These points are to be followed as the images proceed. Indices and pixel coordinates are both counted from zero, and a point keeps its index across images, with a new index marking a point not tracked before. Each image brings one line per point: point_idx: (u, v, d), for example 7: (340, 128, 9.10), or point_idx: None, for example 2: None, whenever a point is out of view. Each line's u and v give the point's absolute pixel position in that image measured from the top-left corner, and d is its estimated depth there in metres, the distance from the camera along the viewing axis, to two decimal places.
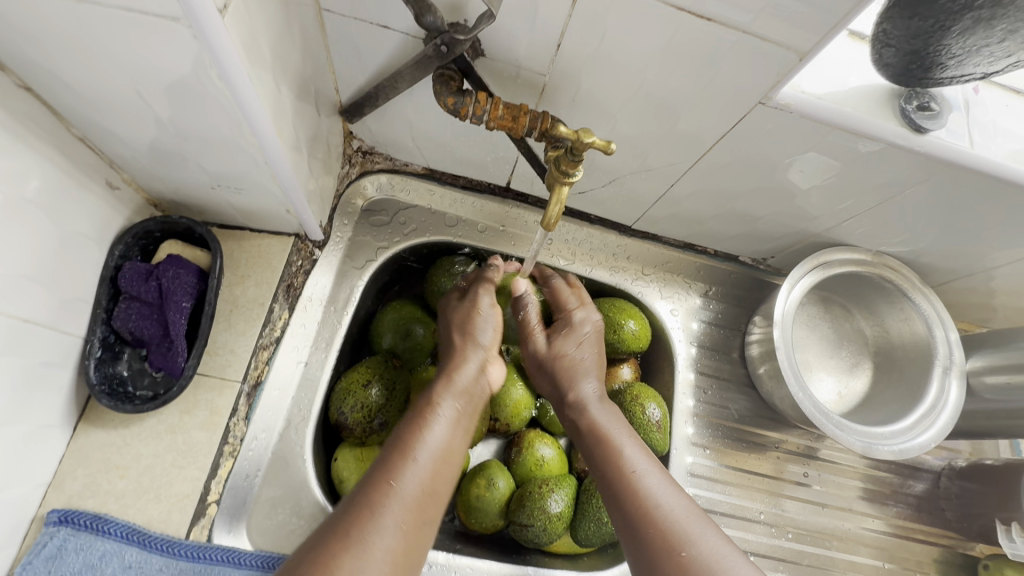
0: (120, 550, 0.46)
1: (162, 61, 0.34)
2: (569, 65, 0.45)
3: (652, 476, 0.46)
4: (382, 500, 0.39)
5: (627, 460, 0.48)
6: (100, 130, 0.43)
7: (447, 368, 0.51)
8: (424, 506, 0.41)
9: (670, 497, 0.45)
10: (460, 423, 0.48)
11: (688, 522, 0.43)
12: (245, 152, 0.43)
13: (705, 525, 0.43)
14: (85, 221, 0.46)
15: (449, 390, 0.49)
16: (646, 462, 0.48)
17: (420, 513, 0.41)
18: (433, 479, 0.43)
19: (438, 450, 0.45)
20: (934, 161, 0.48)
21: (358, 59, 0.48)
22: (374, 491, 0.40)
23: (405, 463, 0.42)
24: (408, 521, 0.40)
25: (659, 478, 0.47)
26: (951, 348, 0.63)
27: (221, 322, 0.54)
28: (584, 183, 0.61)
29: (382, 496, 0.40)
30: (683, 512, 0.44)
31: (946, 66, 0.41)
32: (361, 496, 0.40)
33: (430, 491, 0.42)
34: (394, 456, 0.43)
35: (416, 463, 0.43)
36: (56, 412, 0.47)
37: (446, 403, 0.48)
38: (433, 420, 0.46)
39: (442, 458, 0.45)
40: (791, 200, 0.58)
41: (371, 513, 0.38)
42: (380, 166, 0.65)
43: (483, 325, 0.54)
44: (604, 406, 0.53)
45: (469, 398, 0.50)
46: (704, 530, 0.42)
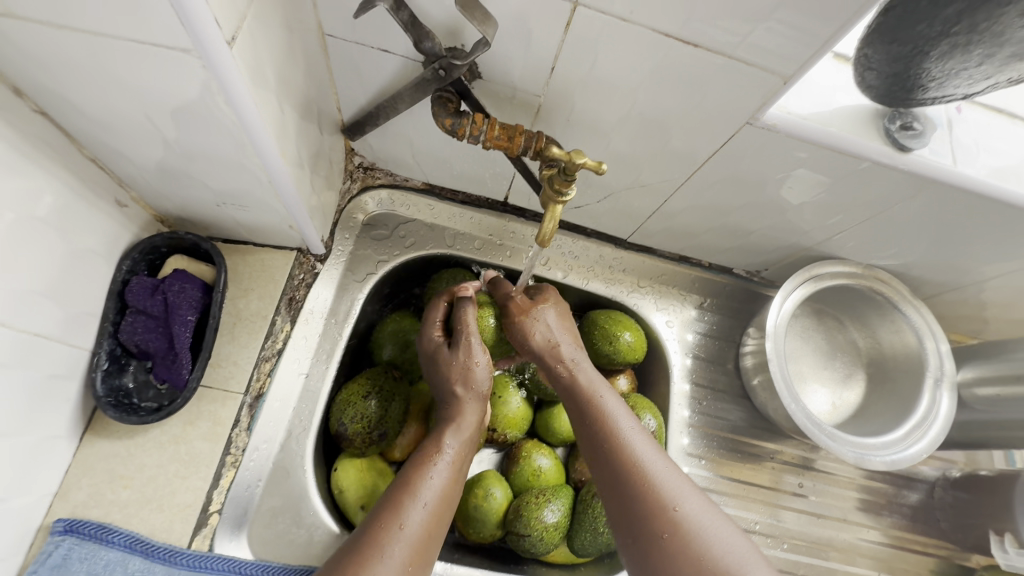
0: (124, 559, 0.47)
1: (171, 88, 0.36)
2: (563, 86, 0.47)
3: (639, 440, 0.48)
4: (384, 538, 0.41)
5: (613, 433, 0.49)
6: (109, 150, 0.44)
7: (447, 417, 0.52)
8: (429, 542, 0.43)
9: (656, 459, 0.47)
10: (462, 467, 0.49)
11: (673, 485, 0.45)
12: (249, 171, 0.45)
13: (689, 487, 0.45)
14: (94, 237, 0.48)
15: (450, 432, 0.50)
16: (633, 427, 0.49)
17: (425, 551, 0.42)
18: (436, 517, 0.44)
19: (439, 493, 0.46)
20: (919, 178, 0.49)
21: (359, 80, 0.50)
22: (381, 527, 0.42)
23: (408, 503, 0.44)
24: (411, 558, 0.41)
25: (643, 444, 0.48)
26: (942, 359, 0.64)
27: (224, 334, 0.56)
28: (580, 198, 0.63)
29: (384, 534, 0.41)
30: (670, 478, 0.45)
31: (927, 88, 0.42)
32: (364, 536, 0.41)
33: (434, 530, 0.44)
34: (398, 496, 0.44)
35: (418, 504, 0.44)
36: (63, 423, 0.48)
37: (448, 445, 0.49)
38: (435, 461, 0.48)
39: (444, 498, 0.46)
40: (782, 214, 0.59)
41: (377, 548, 0.40)
42: (381, 181, 0.66)
43: (481, 376, 0.53)
44: (586, 368, 0.54)
45: (468, 438, 0.51)
46: (689, 492, 0.44)
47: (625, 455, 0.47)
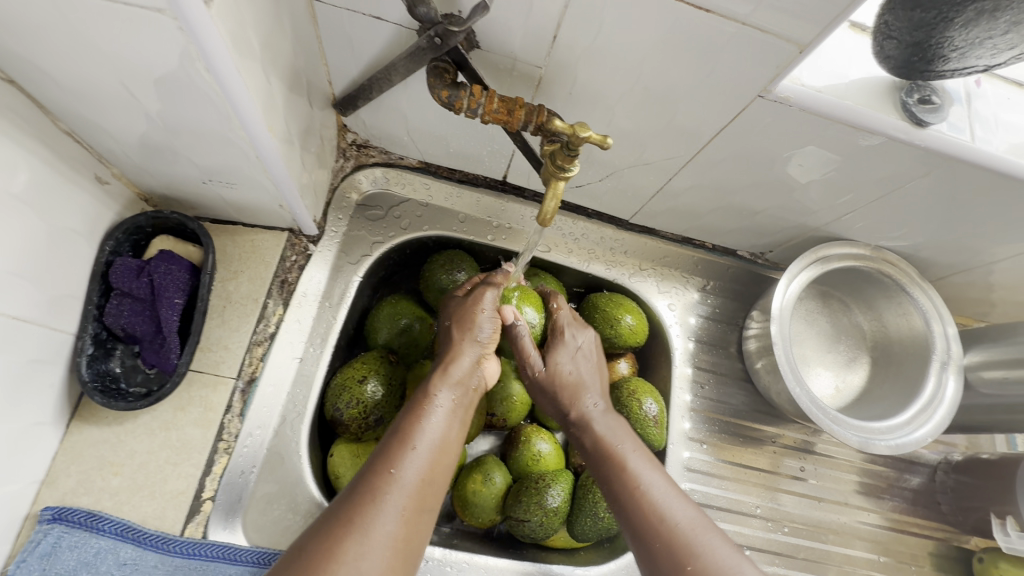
0: (114, 547, 0.45)
1: (149, 55, 0.34)
2: (565, 57, 0.44)
3: (661, 487, 0.47)
4: (382, 486, 0.39)
5: (634, 471, 0.48)
6: (88, 125, 0.42)
7: (444, 360, 0.50)
8: (424, 493, 0.41)
9: (677, 508, 0.45)
10: (457, 415, 0.47)
11: (695, 533, 0.43)
12: (236, 146, 0.43)
13: (717, 534, 0.43)
14: (73, 216, 0.45)
15: (449, 378, 0.48)
16: (654, 473, 0.48)
17: (421, 500, 0.40)
18: (434, 466, 0.42)
19: (437, 439, 0.44)
20: (934, 155, 0.47)
21: (350, 51, 0.47)
22: (375, 478, 0.39)
23: (404, 450, 0.42)
24: (409, 507, 0.39)
25: (665, 487, 0.47)
26: (949, 342, 0.63)
27: (214, 318, 0.54)
28: (582, 177, 0.61)
29: (382, 482, 0.39)
30: (691, 521, 0.44)
31: (948, 59, 0.40)
32: (361, 484, 0.39)
33: (429, 479, 0.41)
34: (394, 445, 0.42)
35: (416, 451, 0.42)
36: (47, 409, 0.46)
37: (443, 395, 0.47)
38: (430, 410, 0.45)
39: (442, 448, 0.44)
40: (790, 194, 0.57)
41: (374, 498, 0.38)
42: (375, 160, 0.64)
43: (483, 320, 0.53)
44: (608, 418, 0.54)
45: (467, 386, 0.49)
46: (716, 537, 0.43)
47: (648, 502, 0.46)
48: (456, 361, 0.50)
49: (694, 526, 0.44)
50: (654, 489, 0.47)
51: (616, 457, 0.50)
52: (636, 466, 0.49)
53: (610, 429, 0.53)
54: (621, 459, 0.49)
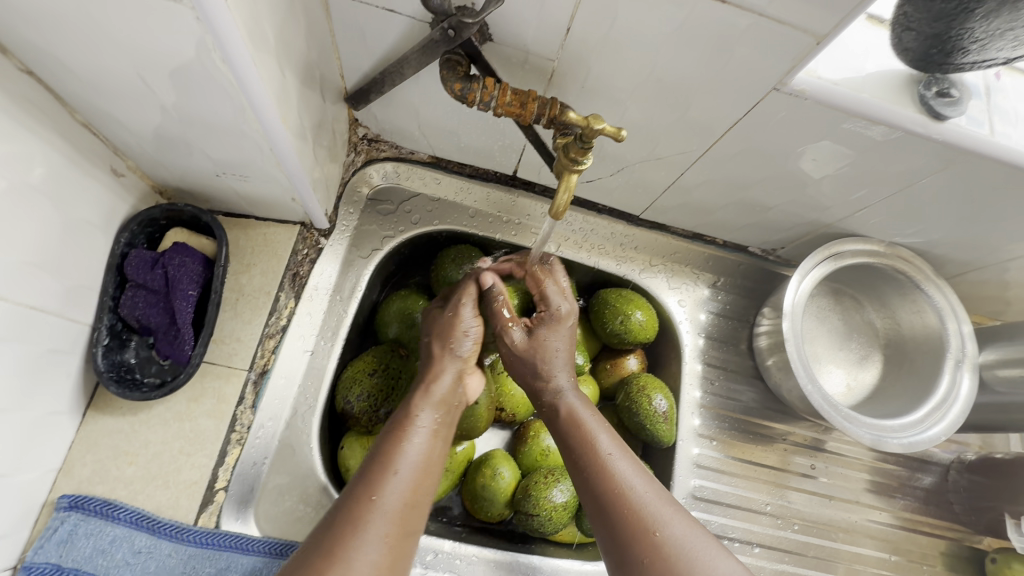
0: (130, 535, 0.46)
1: (166, 45, 0.34)
2: (579, 50, 0.44)
3: (625, 462, 0.47)
4: (365, 513, 0.39)
5: (600, 447, 0.48)
6: (103, 115, 0.42)
7: (423, 379, 0.50)
8: (408, 517, 0.41)
9: (641, 483, 0.45)
10: (440, 434, 0.47)
11: (656, 506, 0.43)
12: (250, 138, 0.43)
13: (676, 511, 0.43)
14: (89, 208, 0.46)
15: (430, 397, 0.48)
16: (616, 448, 0.48)
17: (405, 522, 0.41)
18: (417, 488, 0.43)
19: (418, 461, 0.44)
20: (953, 150, 0.46)
21: (363, 44, 0.47)
22: (355, 505, 0.40)
23: (384, 476, 0.42)
24: (392, 532, 0.40)
25: (627, 459, 0.47)
26: (964, 341, 0.63)
27: (227, 310, 0.55)
28: (592, 171, 0.60)
29: (364, 509, 0.40)
30: (654, 498, 0.44)
31: (968, 51, 0.39)
32: (345, 509, 0.40)
33: (413, 502, 0.42)
34: (376, 469, 0.42)
35: (397, 475, 0.42)
36: (63, 399, 0.47)
37: (424, 413, 0.47)
38: (413, 431, 0.46)
39: (424, 469, 0.44)
40: (804, 189, 0.57)
41: (357, 528, 0.38)
42: (385, 154, 0.64)
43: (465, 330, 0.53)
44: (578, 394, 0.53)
45: (448, 403, 0.49)
46: (675, 516, 0.43)
47: (610, 480, 0.45)
48: (438, 375, 0.50)
49: (654, 502, 0.44)
50: (617, 464, 0.46)
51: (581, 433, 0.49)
52: (600, 439, 0.48)
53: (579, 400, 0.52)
54: (585, 433, 0.49)
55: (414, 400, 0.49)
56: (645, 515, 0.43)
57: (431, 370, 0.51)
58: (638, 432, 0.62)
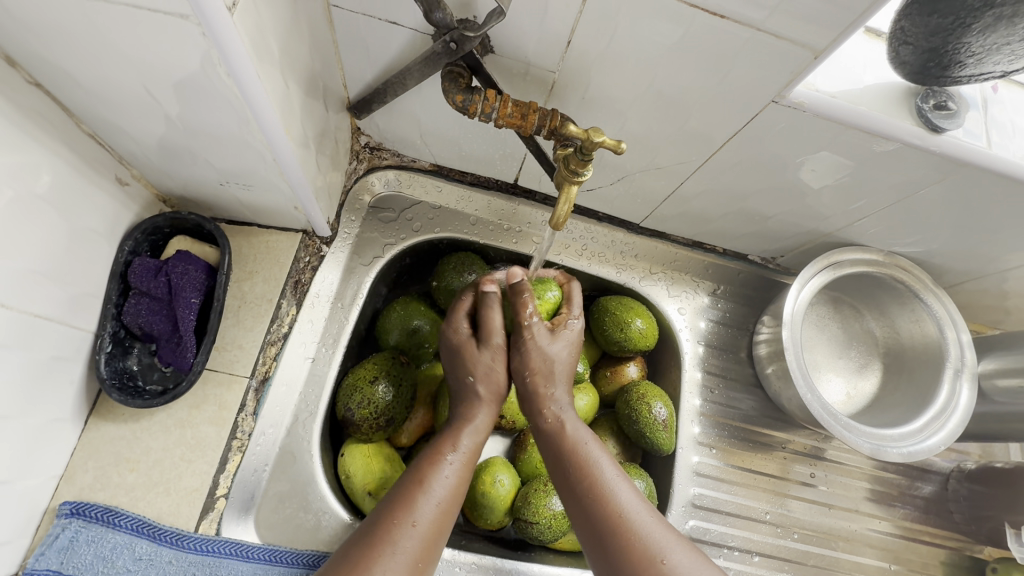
0: (130, 542, 0.46)
1: (172, 60, 0.34)
2: (580, 62, 0.45)
3: (625, 493, 0.46)
4: (397, 535, 0.41)
5: (599, 474, 0.47)
6: (108, 126, 0.43)
7: (460, 412, 0.50)
8: (436, 540, 0.42)
9: (640, 512, 0.45)
10: (473, 462, 0.47)
11: (657, 536, 0.43)
12: (253, 149, 0.43)
13: (677, 540, 0.43)
14: (93, 217, 0.46)
15: (468, 429, 0.49)
16: (617, 474, 0.47)
17: (433, 543, 0.42)
18: (447, 515, 0.44)
19: (453, 484, 0.45)
20: (950, 161, 0.47)
21: (366, 55, 0.48)
22: (390, 525, 0.41)
23: (419, 497, 0.43)
24: (420, 555, 0.41)
25: (625, 487, 0.46)
26: (962, 350, 0.63)
27: (229, 317, 0.55)
28: (593, 180, 0.61)
29: (397, 530, 0.41)
30: (654, 530, 0.43)
31: (965, 65, 0.40)
32: (374, 531, 0.41)
33: (442, 526, 0.43)
34: (410, 492, 0.43)
35: (430, 499, 0.43)
36: (66, 406, 0.47)
37: (465, 439, 0.48)
38: (447, 458, 0.46)
39: (457, 494, 0.45)
40: (802, 199, 0.57)
41: (387, 547, 0.40)
42: (387, 162, 0.65)
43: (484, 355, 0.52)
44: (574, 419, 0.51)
45: (481, 433, 0.50)
46: (676, 546, 0.43)
47: (610, 510, 0.45)
48: (472, 413, 0.50)
49: (656, 531, 0.43)
50: (618, 493, 0.46)
51: (579, 460, 0.48)
52: (600, 467, 0.47)
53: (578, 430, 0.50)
54: (585, 459, 0.48)
55: (450, 429, 0.49)
56: (648, 546, 0.42)
57: (468, 405, 0.51)
58: (638, 439, 0.62)
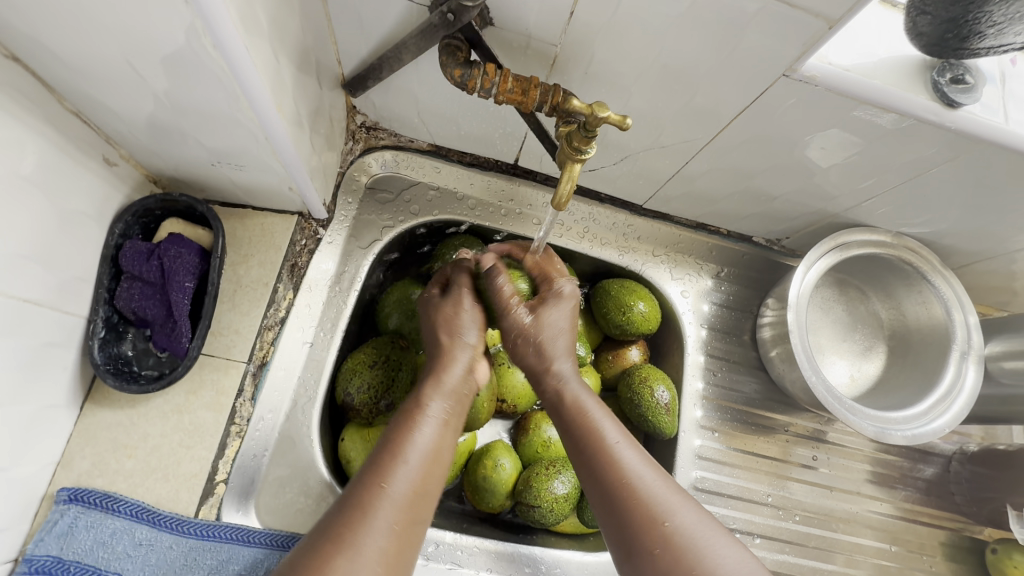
0: (130, 527, 0.46)
1: (155, 31, 0.33)
2: (582, 34, 0.43)
3: (629, 452, 0.44)
4: (372, 500, 0.38)
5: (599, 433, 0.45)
6: (95, 104, 0.41)
7: (433, 368, 0.48)
8: (417, 504, 0.40)
9: (647, 472, 0.42)
10: (450, 424, 0.46)
11: (665, 497, 0.41)
12: (244, 127, 0.42)
13: (685, 501, 0.41)
14: (81, 198, 0.45)
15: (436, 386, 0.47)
16: (621, 436, 0.45)
17: (413, 512, 0.40)
18: (425, 479, 0.41)
19: (427, 451, 0.43)
20: (966, 139, 0.45)
21: (360, 28, 0.46)
22: (364, 492, 0.39)
23: (393, 465, 0.41)
24: (397, 520, 0.38)
25: (632, 447, 0.45)
26: (969, 332, 0.62)
27: (225, 302, 0.54)
28: (595, 160, 0.59)
29: (372, 496, 0.39)
30: (658, 488, 0.41)
31: (985, 35, 0.38)
32: (351, 497, 0.39)
33: (421, 489, 0.41)
34: (384, 457, 0.41)
35: (406, 464, 0.41)
36: (61, 392, 0.46)
37: (434, 403, 0.46)
38: (422, 420, 0.44)
39: (434, 457, 0.43)
40: (810, 178, 0.56)
41: (365, 513, 0.38)
42: (384, 142, 0.63)
43: (466, 323, 0.51)
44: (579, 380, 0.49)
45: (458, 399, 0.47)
46: (685, 507, 0.40)
47: (615, 469, 0.43)
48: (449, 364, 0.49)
49: (665, 492, 0.41)
50: (621, 452, 0.44)
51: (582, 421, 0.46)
52: (603, 427, 0.46)
53: (581, 389, 0.48)
54: (588, 418, 0.46)
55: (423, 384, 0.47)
56: (655, 506, 0.40)
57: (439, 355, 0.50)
58: (641, 423, 0.61)
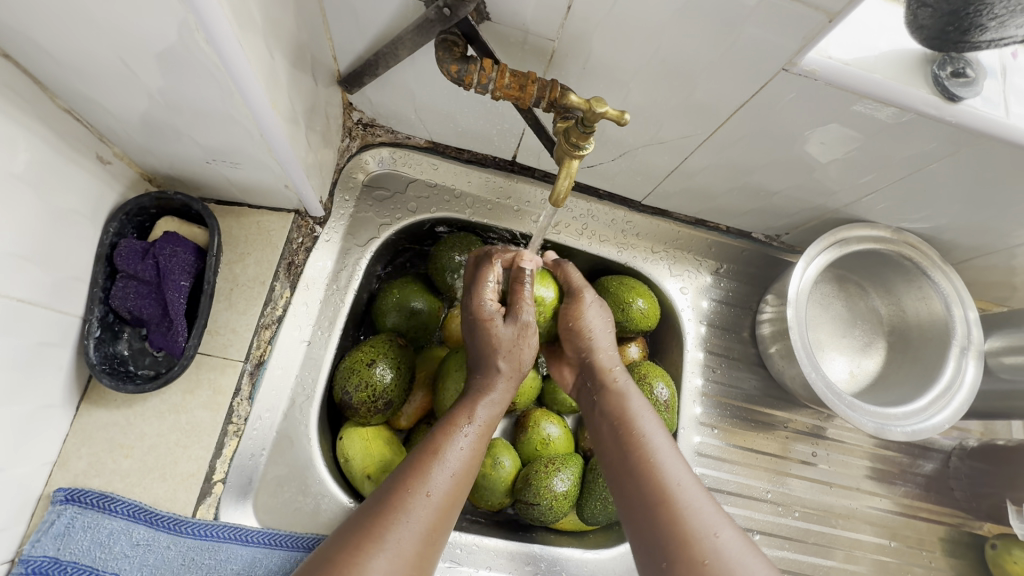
0: (127, 528, 0.45)
1: (148, 28, 0.32)
2: (580, 28, 0.42)
3: (675, 467, 0.46)
4: (409, 499, 0.40)
5: (650, 444, 0.48)
6: (87, 101, 0.41)
7: (478, 360, 0.51)
8: (449, 509, 0.42)
9: (691, 489, 0.44)
10: (485, 430, 0.48)
11: (707, 516, 0.42)
12: (239, 124, 0.41)
13: (725, 523, 0.42)
14: (75, 196, 0.44)
15: (481, 400, 0.49)
16: (671, 454, 0.47)
17: (443, 516, 0.41)
18: (461, 484, 0.44)
19: (465, 457, 0.45)
20: (966, 133, 0.45)
21: (356, 24, 0.45)
22: (402, 492, 0.41)
23: (431, 465, 0.43)
24: (431, 522, 0.40)
25: (677, 464, 0.47)
26: (969, 327, 0.62)
27: (221, 301, 0.54)
28: (594, 156, 0.59)
29: (410, 495, 0.40)
30: (698, 505, 0.43)
31: (985, 28, 0.39)
32: (390, 494, 0.40)
33: (456, 494, 0.43)
34: (423, 459, 0.43)
35: (443, 468, 0.43)
36: (56, 392, 0.46)
37: (476, 410, 0.48)
38: (459, 430, 0.46)
39: (469, 465, 0.45)
40: (810, 173, 0.55)
41: (399, 512, 0.39)
42: (381, 139, 0.62)
43: (489, 310, 0.52)
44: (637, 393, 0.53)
45: (497, 407, 0.50)
46: (725, 528, 0.42)
47: (660, 484, 0.45)
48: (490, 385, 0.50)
49: (707, 512, 0.43)
50: (669, 468, 0.46)
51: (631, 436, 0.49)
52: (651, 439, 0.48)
53: (639, 403, 0.52)
54: (638, 434, 0.49)
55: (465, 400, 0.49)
56: (697, 523, 0.42)
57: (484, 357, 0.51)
58: None
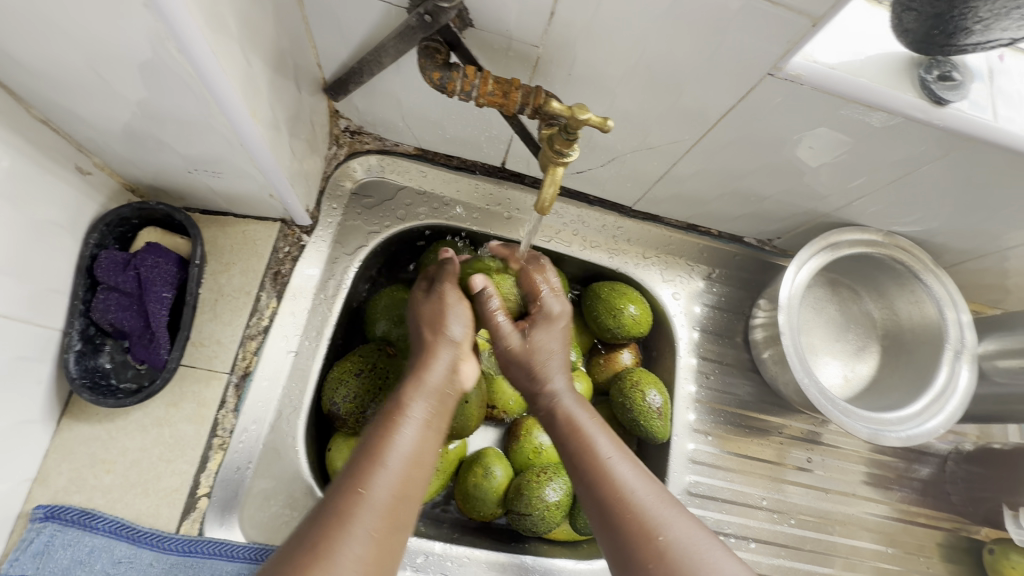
0: (109, 545, 0.45)
1: (119, 36, 0.32)
2: (564, 35, 0.42)
3: (622, 465, 0.44)
4: (351, 507, 0.36)
5: (592, 444, 0.46)
6: (64, 112, 0.40)
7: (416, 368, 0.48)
8: (397, 509, 0.38)
9: (639, 485, 0.43)
10: (432, 426, 0.44)
11: (659, 511, 0.41)
12: (218, 132, 0.41)
13: (678, 514, 0.41)
14: (54, 208, 0.44)
15: (419, 391, 0.45)
16: (618, 453, 0.45)
17: (394, 516, 0.38)
18: (406, 484, 0.40)
19: (408, 454, 0.41)
20: (954, 136, 0.45)
21: (338, 32, 0.45)
22: (342, 500, 0.37)
23: (373, 469, 0.39)
24: (377, 527, 0.36)
25: (623, 460, 0.45)
26: (962, 331, 0.61)
27: (206, 312, 0.53)
28: (583, 162, 0.58)
29: (351, 502, 0.36)
30: (650, 498, 0.42)
31: (971, 32, 0.37)
32: (329, 503, 0.37)
33: (402, 496, 0.39)
34: (363, 462, 0.39)
35: (386, 470, 0.39)
36: (36, 407, 0.45)
37: (415, 404, 0.44)
38: (403, 423, 0.43)
39: (414, 462, 0.41)
40: (799, 178, 0.55)
41: (343, 522, 0.35)
42: (369, 147, 0.62)
43: (453, 321, 0.51)
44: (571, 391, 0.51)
45: (441, 401, 0.46)
46: (676, 518, 0.40)
47: (609, 482, 0.43)
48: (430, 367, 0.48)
49: (658, 506, 0.41)
50: (616, 467, 0.44)
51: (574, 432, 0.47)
52: (595, 440, 0.46)
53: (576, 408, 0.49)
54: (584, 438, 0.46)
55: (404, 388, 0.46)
56: (648, 519, 0.40)
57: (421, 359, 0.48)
58: (632, 428, 0.60)
